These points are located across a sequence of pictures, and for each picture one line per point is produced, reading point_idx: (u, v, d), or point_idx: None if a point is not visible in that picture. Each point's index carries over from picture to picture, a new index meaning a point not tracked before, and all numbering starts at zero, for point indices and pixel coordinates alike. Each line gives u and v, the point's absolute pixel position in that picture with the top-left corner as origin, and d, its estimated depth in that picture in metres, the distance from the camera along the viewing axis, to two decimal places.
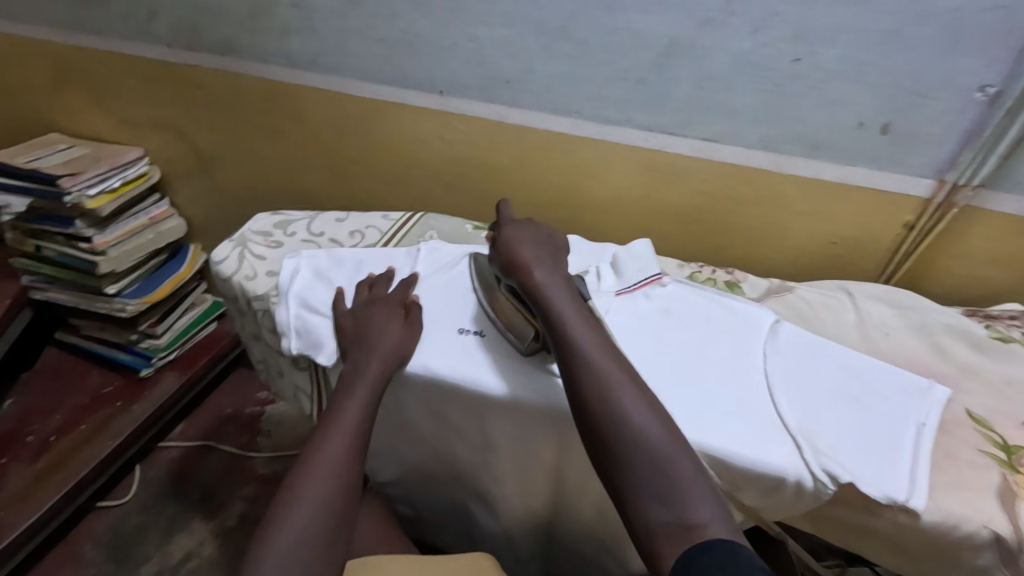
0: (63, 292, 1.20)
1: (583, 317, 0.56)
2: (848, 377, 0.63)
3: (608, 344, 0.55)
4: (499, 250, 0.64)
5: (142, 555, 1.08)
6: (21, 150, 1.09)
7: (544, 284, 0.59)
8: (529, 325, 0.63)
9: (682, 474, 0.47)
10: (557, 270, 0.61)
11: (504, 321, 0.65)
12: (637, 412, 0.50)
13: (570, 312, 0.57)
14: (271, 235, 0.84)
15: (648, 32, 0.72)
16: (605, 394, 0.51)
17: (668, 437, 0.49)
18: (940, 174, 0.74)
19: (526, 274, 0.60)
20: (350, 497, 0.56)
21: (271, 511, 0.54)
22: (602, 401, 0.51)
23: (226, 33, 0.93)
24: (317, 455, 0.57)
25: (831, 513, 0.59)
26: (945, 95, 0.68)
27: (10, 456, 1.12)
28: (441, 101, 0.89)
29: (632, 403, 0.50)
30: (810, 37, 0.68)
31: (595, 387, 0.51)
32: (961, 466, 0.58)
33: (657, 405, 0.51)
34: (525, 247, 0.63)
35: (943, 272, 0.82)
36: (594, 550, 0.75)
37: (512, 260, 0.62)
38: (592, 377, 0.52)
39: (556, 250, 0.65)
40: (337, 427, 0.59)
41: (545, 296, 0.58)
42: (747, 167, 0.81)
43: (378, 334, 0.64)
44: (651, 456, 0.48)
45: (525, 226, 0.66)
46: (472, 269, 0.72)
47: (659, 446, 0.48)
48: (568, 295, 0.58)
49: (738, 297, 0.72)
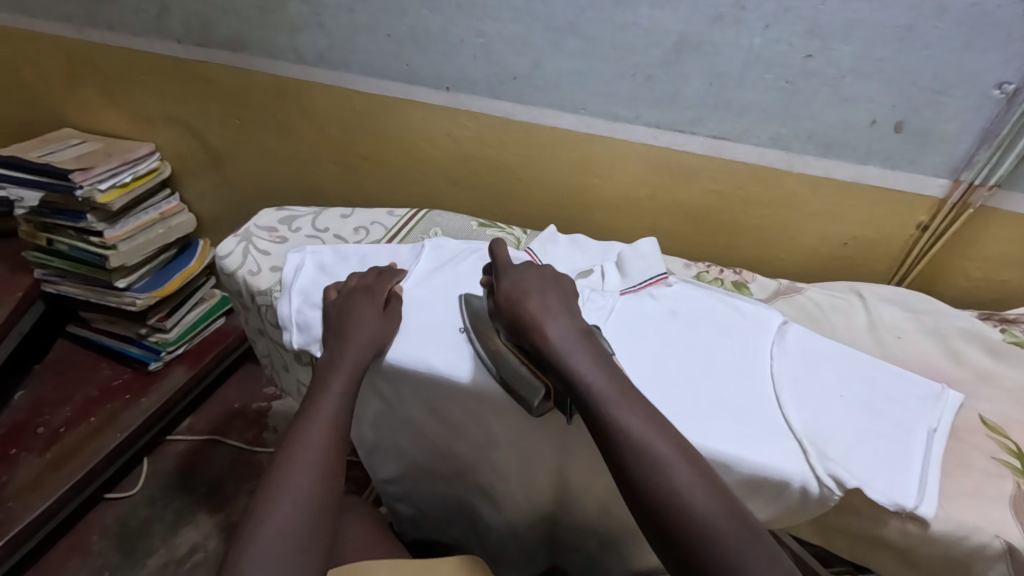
0: (74, 286, 1.21)
1: (614, 385, 0.54)
2: (857, 381, 0.62)
3: (649, 416, 0.52)
4: (503, 305, 0.62)
5: (149, 547, 1.09)
6: (35, 145, 1.11)
7: (561, 345, 0.57)
8: (538, 378, 0.58)
9: (756, 563, 0.45)
10: (570, 325, 0.59)
11: (509, 371, 0.59)
12: (697, 497, 0.47)
13: (602, 382, 0.54)
14: (276, 230, 0.85)
15: (657, 27, 0.71)
16: (663, 482, 0.48)
17: (738, 524, 0.46)
18: (956, 173, 0.72)
19: (542, 336, 0.57)
20: (332, 488, 0.56)
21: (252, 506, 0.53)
22: (661, 490, 0.48)
23: (236, 29, 0.94)
24: (297, 449, 0.57)
25: (837, 519, 0.57)
26: (963, 93, 0.66)
27: (21, 446, 1.13)
28: (448, 97, 0.88)
29: (692, 488, 0.48)
30: (823, 33, 0.66)
31: (650, 473, 0.49)
32: (974, 474, 0.56)
33: (716, 483, 0.49)
34: (532, 300, 0.61)
35: (957, 275, 0.80)
36: (596, 550, 0.74)
37: (526, 318, 0.59)
38: (644, 461, 0.49)
39: (566, 300, 0.63)
40: (316, 420, 0.59)
41: (564, 359, 0.56)
42: (757, 165, 0.80)
43: (354, 328, 0.64)
44: (724, 549, 0.45)
45: (526, 273, 0.65)
46: (464, 313, 0.65)
47: (729, 535, 0.46)
48: (592, 358, 0.56)
49: (746, 298, 0.70)
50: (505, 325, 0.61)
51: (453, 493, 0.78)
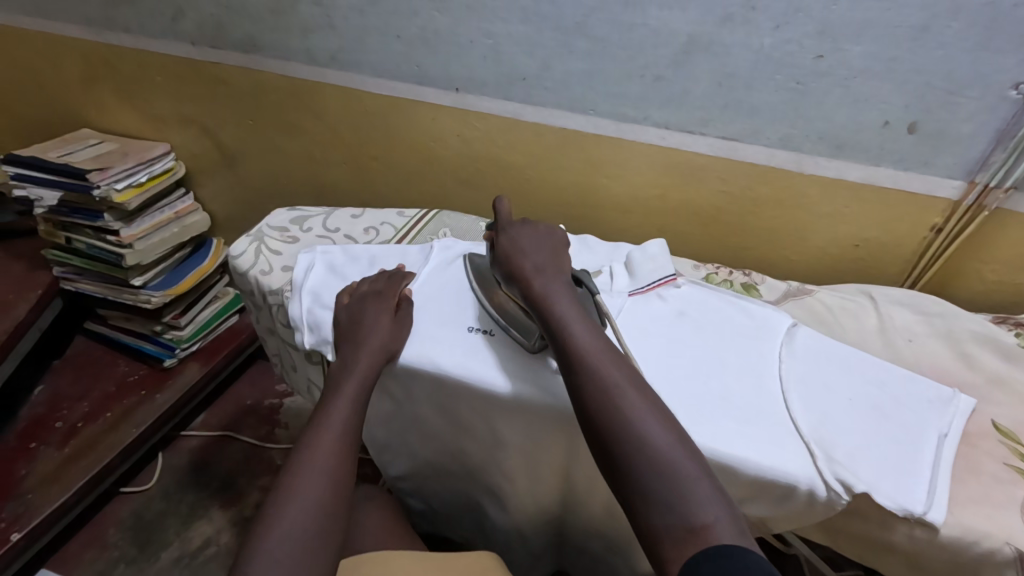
0: (92, 283, 1.23)
1: (584, 323, 0.57)
2: (866, 384, 0.62)
3: (612, 352, 0.55)
4: (501, 258, 0.66)
5: (163, 539, 1.11)
6: (54, 145, 1.13)
7: (546, 292, 0.60)
8: (533, 322, 0.64)
9: (687, 475, 0.46)
10: (558, 277, 0.62)
11: (510, 319, 0.65)
12: (642, 419, 0.49)
13: (572, 320, 0.57)
14: (288, 230, 0.86)
15: (667, 28, 0.71)
16: (610, 402, 0.51)
17: (676, 443, 0.48)
18: (970, 175, 0.71)
19: (529, 284, 0.62)
20: (342, 494, 0.57)
21: (265, 511, 0.54)
22: (608, 410, 0.50)
23: (249, 31, 0.95)
24: (309, 454, 0.57)
25: (845, 524, 0.57)
26: (978, 93, 0.65)
27: (40, 440, 1.16)
28: (458, 98, 0.89)
29: (639, 410, 0.50)
30: (835, 33, 0.66)
31: (600, 395, 0.51)
32: (985, 481, 0.56)
33: (664, 410, 0.51)
34: (528, 256, 0.65)
35: (973, 278, 0.79)
36: (603, 552, 0.74)
37: (515, 269, 0.64)
38: (597, 386, 0.52)
39: (556, 253, 0.66)
40: (328, 425, 0.60)
41: (545, 302, 0.59)
42: (767, 166, 0.79)
43: (366, 332, 0.64)
44: (658, 463, 0.47)
45: (524, 231, 0.68)
46: (468, 271, 0.72)
47: (664, 452, 0.47)
48: (568, 300, 0.59)
49: (755, 300, 0.70)
50: (501, 275, 0.66)
51: (460, 492, 0.78)
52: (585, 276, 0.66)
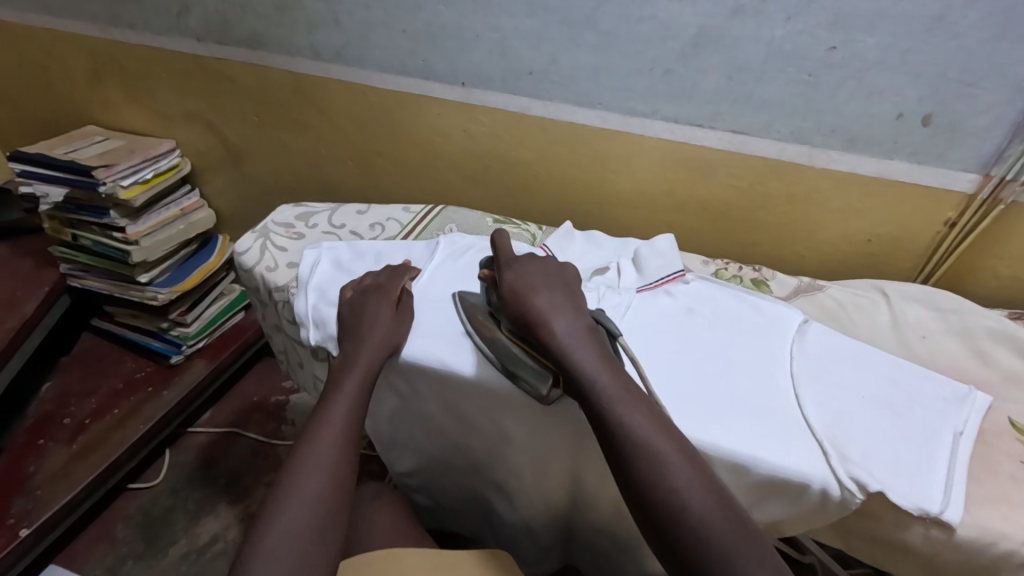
0: (99, 280, 1.24)
1: (620, 385, 0.53)
2: (880, 382, 0.61)
3: (655, 419, 0.52)
4: (508, 299, 0.61)
5: (171, 535, 1.12)
6: (60, 142, 1.13)
7: (569, 344, 0.56)
8: (544, 368, 0.58)
9: (755, 571, 0.45)
10: (578, 321, 0.59)
11: (514, 362, 0.59)
12: (700, 505, 0.47)
13: (607, 379, 0.54)
14: (293, 226, 0.85)
15: (675, 20, 0.70)
16: (661, 481, 0.48)
17: (739, 531, 0.46)
18: (985, 168, 0.70)
19: (548, 332, 0.57)
20: (344, 490, 0.56)
21: (266, 507, 0.54)
22: (663, 495, 0.48)
23: (254, 27, 0.94)
24: (310, 451, 0.57)
25: (858, 524, 0.56)
26: (994, 85, 0.64)
27: (48, 437, 1.16)
28: (463, 93, 0.88)
29: (695, 493, 0.48)
30: (848, 24, 0.64)
31: (651, 474, 0.49)
32: (1001, 480, 0.55)
33: (719, 487, 0.49)
34: (540, 296, 0.60)
35: (987, 274, 0.78)
36: (611, 550, 0.73)
37: (530, 314, 0.59)
38: (648, 466, 0.49)
39: (571, 294, 0.62)
40: (328, 420, 0.59)
41: (571, 357, 0.55)
42: (778, 160, 0.78)
43: (366, 329, 0.64)
44: (725, 557, 0.45)
45: (530, 268, 0.64)
46: (459, 310, 0.66)
47: (730, 542, 0.46)
48: (597, 357, 0.55)
49: (765, 296, 0.69)
50: (507, 319, 0.61)
51: (468, 490, 0.78)
52: (603, 317, 0.62)
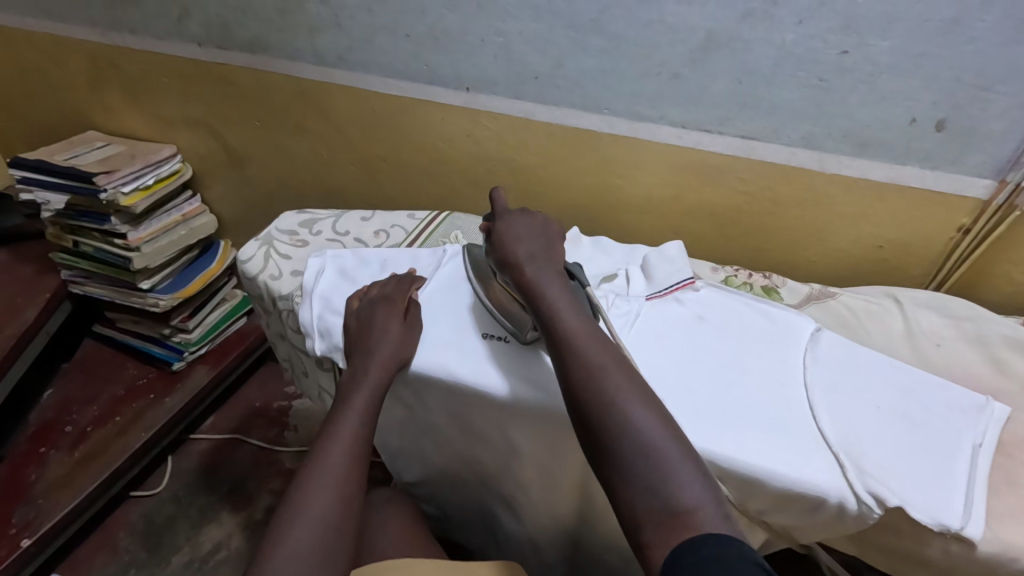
0: (100, 287, 1.22)
1: (574, 309, 0.56)
2: (895, 391, 0.60)
3: (600, 337, 0.54)
4: (494, 247, 0.65)
5: (174, 544, 1.11)
6: (61, 148, 1.12)
7: (537, 281, 0.59)
8: (524, 312, 0.64)
9: (670, 458, 0.45)
10: (550, 267, 0.61)
11: (502, 310, 0.65)
12: (630, 403, 0.49)
13: (563, 303, 0.57)
14: (296, 233, 0.84)
15: (685, 25, 0.69)
16: (593, 382, 0.50)
17: (663, 427, 0.47)
18: (1000, 173, 0.69)
19: (520, 273, 0.61)
20: (352, 510, 0.56)
21: (273, 527, 0.53)
22: (595, 394, 0.50)
23: (256, 31, 0.93)
24: (319, 470, 0.56)
25: (876, 538, 0.55)
26: (1009, 90, 0.63)
27: (50, 445, 1.15)
28: (468, 98, 0.87)
29: (626, 394, 0.49)
30: (861, 28, 0.63)
31: (585, 377, 0.51)
32: (1021, 493, 0.54)
33: (652, 395, 0.50)
34: (521, 244, 0.63)
35: (1002, 281, 0.77)
36: (621, 564, 0.72)
37: (507, 258, 0.63)
38: (585, 371, 0.51)
39: (552, 245, 0.65)
40: (337, 439, 0.58)
41: (535, 288, 0.59)
42: (789, 166, 0.77)
43: (375, 342, 0.62)
44: (642, 446, 0.46)
45: (520, 218, 0.67)
46: (464, 259, 0.73)
47: (650, 438, 0.46)
48: (560, 288, 0.58)
49: (776, 304, 0.68)
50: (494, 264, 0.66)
51: (475, 501, 0.77)
52: (577, 269, 0.65)
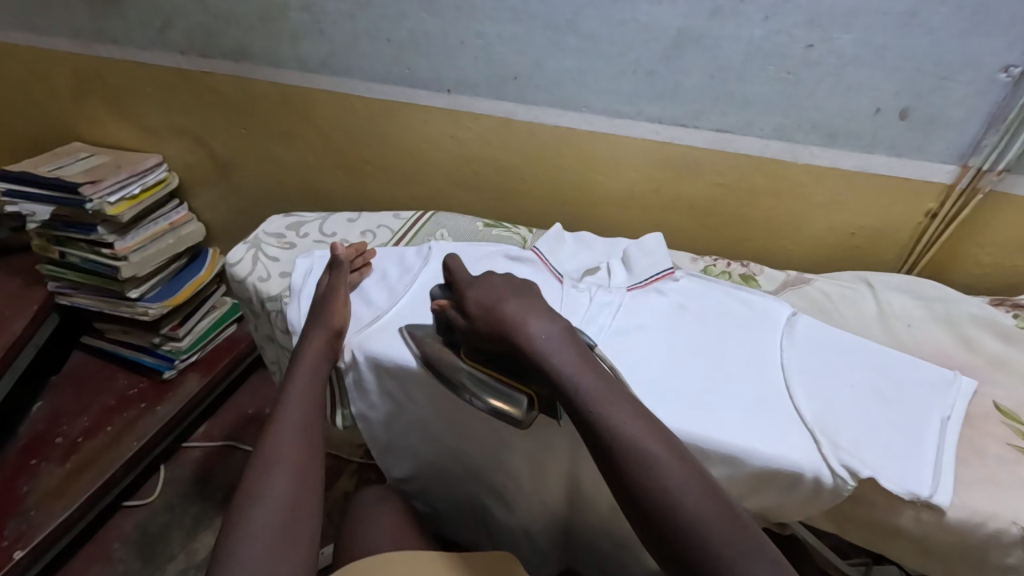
0: (88, 297, 1.23)
1: (605, 386, 0.53)
2: (870, 372, 0.62)
3: (640, 418, 0.52)
4: (477, 316, 0.60)
5: (169, 552, 1.11)
6: (45, 159, 1.12)
7: (547, 348, 0.56)
8: (518, 388, 0.59)
9: (743, 558, 0.44)
10: (552, 324, 0.58)
11: (487, 386, 0.59)
12: (690, 499, 0.47)
13: (587, 381, 0.53)
14: (284, 236, 0.85)
15: (657, 22, 0.71)
16: (650, 478, 0.48)
17: (728, 524, 0.46)
18: (963, 159, 0.72)
19: (525, 339, 0.57)
20: (310, 468, 0.58)
21: (231, 517, 0.53)
22: (653, 492, 0.48)
23: (239, 39, 0.95)
24: (268, 456, 0.57)
25: (852, 509, 0.57)
26: (967, 78, 0.66)
27: (41, 457, 1.15)
28: (450, 100, 0.89)
29: (685, 488, 0.48)
30: (825, 22, 0.66)
31: (638, 470, 0.49)
32: (988, 462, 0.56)
33: (706, 478, 0.49)
34: (509, 304, 0.59)
35: (969, 263, 0.80)
36: (613, 547, 0.73)
37: (504, 326, 0.58)
38: (636, 464, 0.49)
39: (538, 298, 0.62)
40: (288, 407, 0.61)
41: (551, 363, 0.55)
42: (763, 157, 0.79)
43: (312, 331, 0.66)
44: (715, 547, 0.45)
45: (488, 283, 0.63)
46: (405, 339, 0.65)
47: (723, 540, 0.45)
48: (577, 358, 0.55)
49: (755, 291, 0.70)
50: (472, 338, 0.60)
51: (466, 495, 0.78)
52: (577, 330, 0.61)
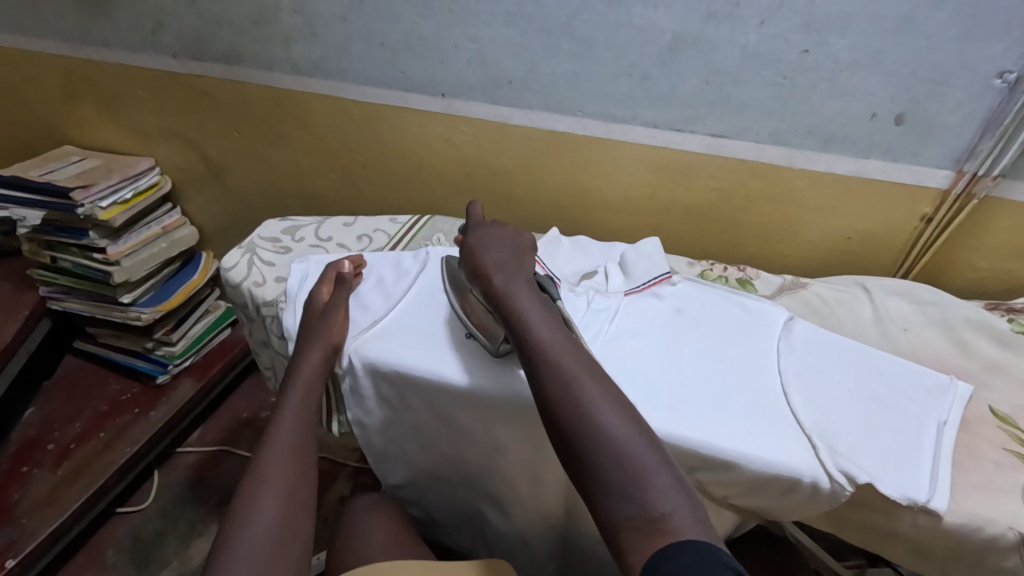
0: (80, 302, 1.21)
1: (546, 316, 0.56)
2: (867, 376, 0.62)
3: (571, 343, 0.54)
4: (465, 256, 0.66)
5: (163, 559, 1.10)
6: (35, 163, 1.11)
7: (506, 288, 0.59)
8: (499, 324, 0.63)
9: (646, 467, 0.45)
10: (518, 274, 0.62)
11: (476, 321, 0.64)
12: (602, 411, 0.48)
13: (530, 309, 0.57)
14: (279, 241, 0.85)
15: (653, 26, 0.71)
16: (569, 392, 0.50)
17: (637, 435, 0.47)
18: (958, 163, 0.72)
19: (487, 283, 0.61)
20: (303, 500, 0.57)
21: (216, 552, 0.51)
22: (569, 405, 0.49)
23: (231, 42, 0.94)
24: (257, 483, 0.56)
25: (850, 514, 0.57)
26: (963, 83, 0.66)
27: (32, 463, 1.14)
28: (445, 103, 0.88)
29: (600, 402, 0.49)
30: (821, 28, 0.66)
31: (559, 385, 0.50)
32: (985, 467, 0.56)
33: (626, 403, 0.50)
34: (489, 254, 0.64)
35: (964, 267, 0.80)
36: (610, 551, 0.72)
37: (477, 270, 0.63)
38: (559, 382, 0.50)
39: (521, 257, 0.65)
40: (280, 434, 0.60)
41: (504, 297, 0.59)
42: (759, 161, 0.79)
43: (300, 362, 0.65)
44: (618, 454, 0.46)
45: (488, 232, 0.68)
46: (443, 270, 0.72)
47: (627, 449, 0.46)
48: (528, 295, 0.58)
49: (752, 295, 0.70)
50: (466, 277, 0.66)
51: (463, 501, 0.78)
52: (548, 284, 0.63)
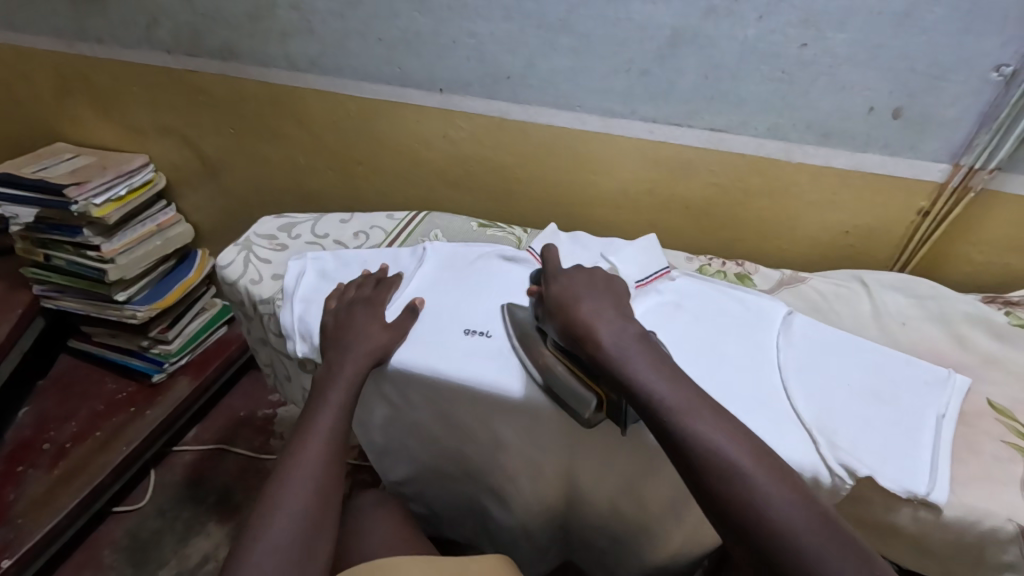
0: (74, 300, 1.20)
1: (676, 382, 0.52)
2: (865, 370, 0.62)
3: (713, 414, 0.50)
4: (555, 306, 0.60)
5: (160, 558, 1.09)
6: (28, 160, 1.10)
7: (618, 346, 0.55)
8: (587, 386, 0.56)
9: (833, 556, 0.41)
10: (625, 326, 0.57)
11: (560, 385, 0.57)
12: (769, 494, 0.45)
13: (657, 376, 0.52)
14: (275, 238, 0.84)
15: (651, 21, 0.71)
16: (727, 474, 0.46)
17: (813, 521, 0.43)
18: (955, 158, 0.72)
19: (594, 338, 0.56)
20: (330, 505, 0.55)
21: (237, 549, 0.51)
22: (730, 488, 0.46)
23: (226, 38, 0.93)
24: (289, 483, 0.55)
25: (849, 507, 0.57)
26: (961, 77, 0.66)
27: (27, 463, 1.13)
28: (442, 99, 0.88)
29: (764, 483, 0.45)
30: (819, 22, 0.66)
31: (714, 464, 0.47)
32: (984, 459, 0.56)
33: (790, 480, 0.46)
34: (584, 302, 0.60)
35: (960, 260, 0.80)
36: (609, 542, 0.73)
37: (575, 322, 0.58)
38: (711, 461, 0.47)
39: (618, 304, 0.61)
40: (314, 434, 0.59)
41: (620, 358, 0.54)
42: (757, 156, 0.79)
43: (343, 360, 0.62)
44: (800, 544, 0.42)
45: (576, 278, 0.64)
46: (508, 323, 0.65)
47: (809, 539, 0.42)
48: (649, 356, 0.54)
49: (751, 291, 0.70)
50: (553, 330, 0.60)
51: (463, 496, 0.78)
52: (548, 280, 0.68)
